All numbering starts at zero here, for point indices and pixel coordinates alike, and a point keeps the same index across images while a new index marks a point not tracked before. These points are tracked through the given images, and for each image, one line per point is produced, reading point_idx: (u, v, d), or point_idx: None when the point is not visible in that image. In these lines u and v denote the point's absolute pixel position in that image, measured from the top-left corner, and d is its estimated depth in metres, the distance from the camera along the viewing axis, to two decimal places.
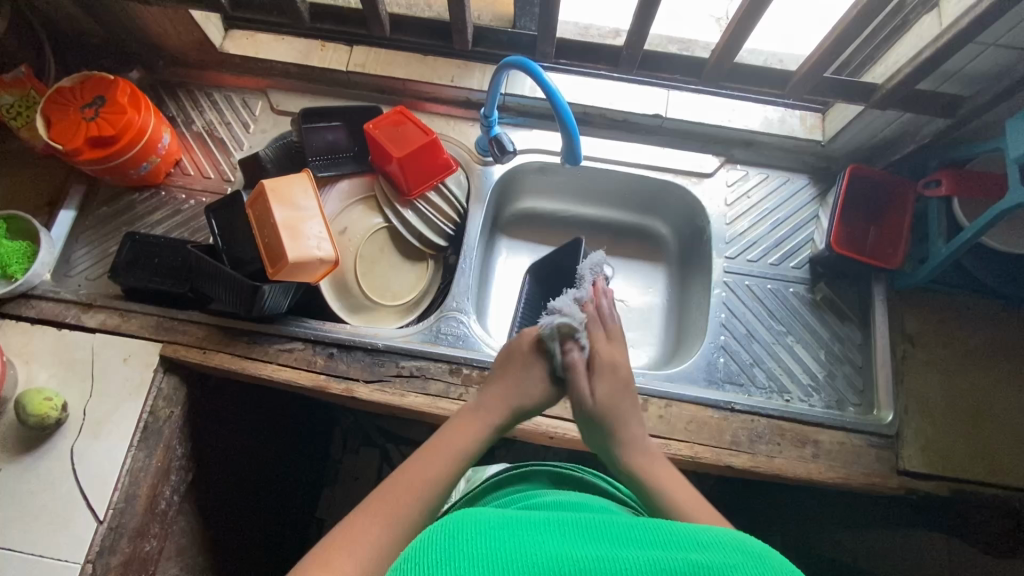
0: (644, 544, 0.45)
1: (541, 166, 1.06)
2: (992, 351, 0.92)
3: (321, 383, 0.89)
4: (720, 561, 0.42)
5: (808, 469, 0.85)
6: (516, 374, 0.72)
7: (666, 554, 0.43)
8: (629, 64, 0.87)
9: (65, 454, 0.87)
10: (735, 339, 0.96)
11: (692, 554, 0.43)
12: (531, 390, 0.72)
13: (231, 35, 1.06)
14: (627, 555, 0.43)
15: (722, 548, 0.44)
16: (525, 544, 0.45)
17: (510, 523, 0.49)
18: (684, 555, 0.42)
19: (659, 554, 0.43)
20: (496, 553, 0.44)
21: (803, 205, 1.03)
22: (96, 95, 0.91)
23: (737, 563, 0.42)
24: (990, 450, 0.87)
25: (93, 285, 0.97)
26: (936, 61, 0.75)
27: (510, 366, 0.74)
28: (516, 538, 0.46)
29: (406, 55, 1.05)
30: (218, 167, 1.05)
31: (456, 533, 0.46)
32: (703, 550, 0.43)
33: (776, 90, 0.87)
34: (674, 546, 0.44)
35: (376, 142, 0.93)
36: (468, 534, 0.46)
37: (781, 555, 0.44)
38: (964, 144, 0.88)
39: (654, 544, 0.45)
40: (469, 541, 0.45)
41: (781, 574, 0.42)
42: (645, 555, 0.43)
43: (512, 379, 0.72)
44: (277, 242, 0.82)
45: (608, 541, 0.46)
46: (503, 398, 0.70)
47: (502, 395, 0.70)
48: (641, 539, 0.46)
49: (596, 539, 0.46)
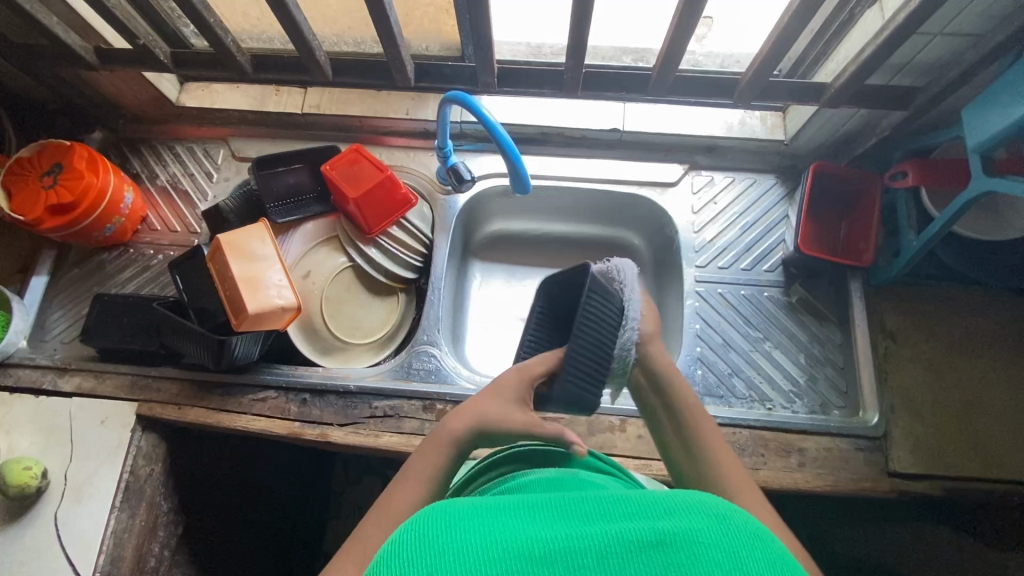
0: (609, 517, 0.39)
1: (505, 190, 1.06)
2: (978, 339, 0.90)
3: (295, 431, 0.88)
4: (687, 530, 0.38)
5: (795, 479, 0.83)
6: (505, 397, 0.62)
7: (630, 525, 0.38)
8: (572, 85, 0.86)
9: (48, 521, 0.87)
10: (712, 349, 0.94)
11: (661, 523, 0.38)
12: (516, 416, 0.61)
13: (186, 88, 1.07)
14: (591, 530, 0.38)
15: (691, 513, 0.39)
16: (484, 525, 0.39)
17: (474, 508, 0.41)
18: (654, 523, 0.38)
19: (625, 524, 0.38)
20: (458, 541, 0.37)
21: (772, 206, 1.01)
22: (54, 163, 0.92)
23: (703, 527, 0.38)
24: (984, 443, 0.85)
25: (67, 349, 0.98)
26: (879, 57, 0.73)
27: (494, 393, 0.63)
28: (476, 517, 0.40)
29: (360, 92, 1.06)
30: (184, 220, 1.05)
31: (414, 526, 0.40)
32: (669, 517, 0.39)
33: (726, 97, 0.86)
34: (640, 516, 0.39)
35: (334, 183, 0.93)
36: (427, 518, 0.40)
37: (746, 513, 0.40)
38: (925, 134, 0.86)
39: (619, 513, 0.40)
40: (428, 529, 0.39)
41: (744, 533, 0.38)
42: (610, 528, 0.38)
43: (496, 408, 0.62)
44: (236, 296, 0.82)
45: (569, 515, 0.40)
46: (478, 422, 0.61)
47: (487, 419, 0.61)
48: (607, 508, 0.41)
49: (559, 512, 0.41)
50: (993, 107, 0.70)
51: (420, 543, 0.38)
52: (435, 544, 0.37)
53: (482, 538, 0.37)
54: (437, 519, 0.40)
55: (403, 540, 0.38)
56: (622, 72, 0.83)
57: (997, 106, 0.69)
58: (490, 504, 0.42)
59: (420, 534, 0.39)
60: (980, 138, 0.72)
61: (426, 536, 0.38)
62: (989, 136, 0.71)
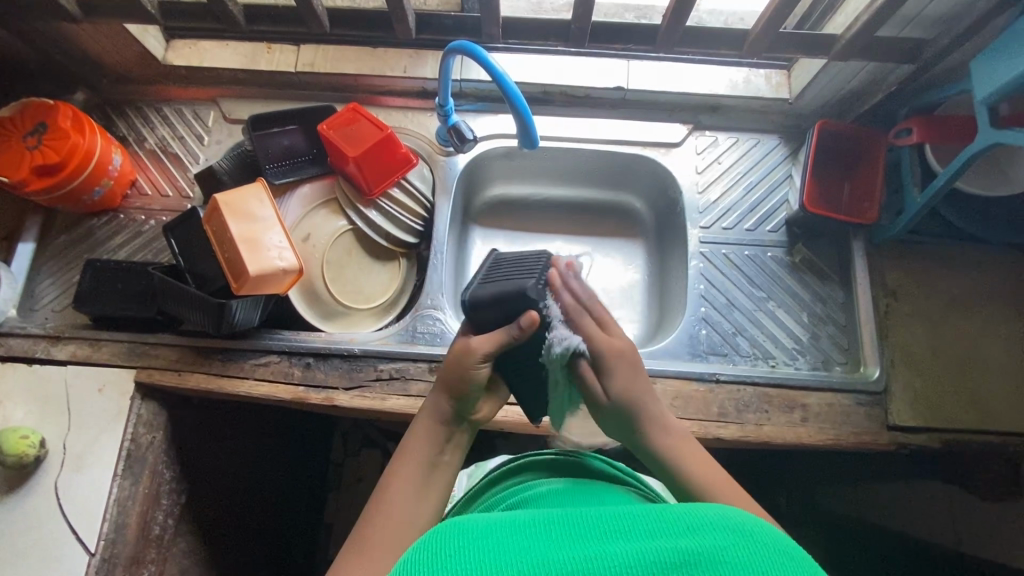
0: (631, 535, 0.39)
1: (507, 151, 1.04)
2: (976, 297, 0.91)
3: (300, 395, 0.87)
4: (709, 547, 0.37)
5: (798, 434, 0.85)
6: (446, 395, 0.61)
7: (651, 544, 0.38)
8: (578, 38, 0.84)
9: (49, 489, 0.86)
10: (716, 310, 0.94)
11: (681, 541, 0.38)
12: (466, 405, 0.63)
13: (173, 45, 1.02)
14: (610, 549, 0.38)
15: (713, 528, 0.38)
16: (502, 544, 0.39)
17: (493, 525, 0.42)
18: (673, 541, 0.38)
19: (647, 543, 0.38)
20: (476, 559, 0.38)
21: (776, 166, 1.00)
22: (38, 122, 0.89)
23: (727, 546, 0.37)
24: (978, 396, 0.87)
25: (60, 318, 0.95)
26: (891, 6, 0.72)
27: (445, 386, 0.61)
28: (491, 536, 0.40)
29: (355, 49, 1.02)
30: (176, 185, 1.02)
31: (430, 541, 0.41)
32: (691, 534, 0.38)
33: (734, 50, 0.84)
34: (661, 532, 0.39)
35: (331, 143, 0.91)
36: (445, 535, 0.41)
37: (776, 531, 0.39)
38: (931, 89, 0.85)
39: (641, 530, 0.39)
40: (443, 543, 0.40)
41: (773, 553, 0.37)
42: (627, 548, 0.38)
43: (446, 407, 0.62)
44: (236, 257, 0.80)
45: (590, 533, 0.40)
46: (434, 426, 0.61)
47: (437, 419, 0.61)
48: (628, 526, 0.40)
49: (580, 530, 0.40)
50: (1004, 57, 0.69)
51: (434, 559, 0.39)
52: (446, 563, 0.38)
53: (498, 557, 0.38)
54: (452, 535, 0.41)
55: (424, 555, 0.39)
56: (629, 24, 0.81)
57: (1008, 56, 0.69)
58: (509, 520, 0.43)
59: (436, 550, 0.39)
60: (989, 90, 0.71)
61: (441, 553, 0.39)
62: (998, 88, 0.70)
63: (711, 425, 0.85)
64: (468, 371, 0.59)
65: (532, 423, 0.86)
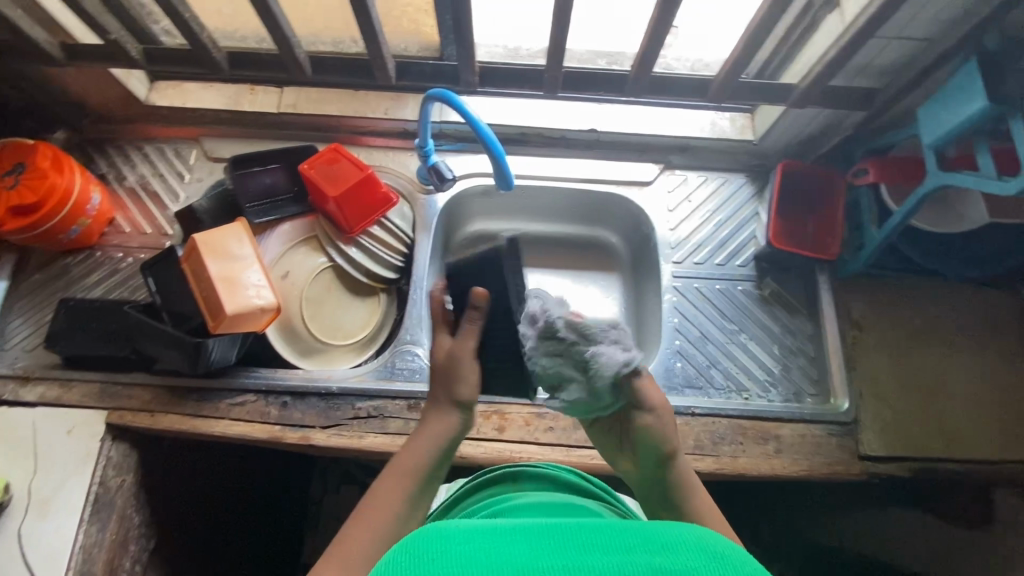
0: (608, 549, 0.39)
1: (486, 190, 1.07)
2: (938, 328, 0.95)
3: (277, 434, 0.87)
4: (684, 566, 0.37)
5: (773, 465, 0.86)
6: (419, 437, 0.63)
7: (629, 560, 0.38)
8: (552, 85, 0.88)
9: (12, 537, 0.83)
10: (690, 343, 0.96)
11: (658, 558, 0.38)
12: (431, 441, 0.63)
13: (157, 87, 1.04)
14: (587, 562, 0.38)
15: (689, 548, 0.39)
16: (481, 550, 0.39)
17: (473, 531, 0.42)
18: (649, 558, 0.38)
19: (623, 558, 0.38)
20: (456, 563, 0.38)
21: (743, 203, 1.04)
22: (16, 162, 0.89)
23: (700, 566, 0.37)
24: (944, 424, 0.89)
25: (29, 357, 0.94)
26: (840, 60, 0.77)
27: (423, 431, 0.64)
28: (472, 542, 0.40)
29: (337, 92, 1.05)
30: (155, 222, 1.02)
31: (411, 543, 0.40)
32: (667, 552, 0.39)
33: (699, 97, 0.89)
34: (638, 549, 0.39)
35: (312, 183, 0.92)
36: (426, 538, 0.40)
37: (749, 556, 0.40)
38: (884, 133, 0.91)
39: (619, 545, 0.40)
40: (426, 550, 0.39)
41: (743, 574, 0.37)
42: (605, 562, 0.38)
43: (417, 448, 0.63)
44: (213, 296, 0.80)
45: (568, 543, 0.40)
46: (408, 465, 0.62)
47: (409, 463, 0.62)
48: (607, 539, 0.40)
49: (559, 539, 0.41)
50: (946, 106, 0.74)
51: (415, 564, 0.38)
52: (427, 566, 0.37)
53: (483, 565, 0.37)
54: (436, 540, 0.40)
55: (404, 557, 0.38)
56: (600, 73, 0.85)
57: (950, 105, 0.74)
58: (489, 526, 0.42)
59: (416, 553, 0.39)
60: (935, 136, 0.76)
61: (423, 555, 0.38)
62: (944, 134, 0.75)
63: (688, 459, 0.86)
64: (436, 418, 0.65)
65: (512, 459, 0.87)
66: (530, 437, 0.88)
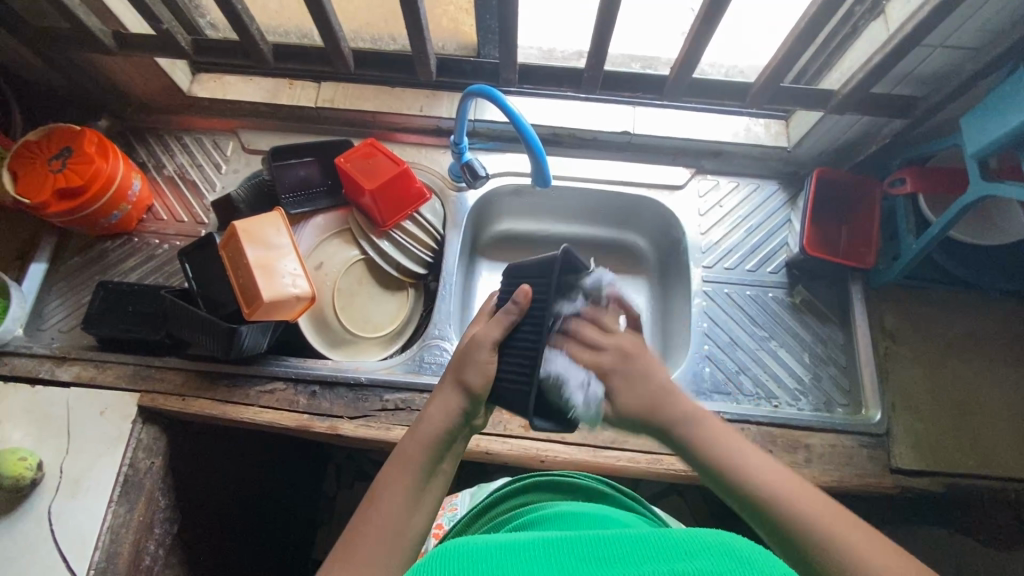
0: (625, 562, 0.39)
1: (516, 188, 1.07)
2: (974, 342, 0.93)
3: (305, 422, 0.87)
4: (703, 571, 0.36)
5: (802, 475, 0.85)
6: (432, 415, 0.60)
7: (644, 570, 0.37)
8: (591, 85, 0.88)
9: (42, 514, 0.84)
10: (720, 348, 0.96)
11: (674, 565, 0.37)
12: (445, 427, 0.59)
13: (198, 78, 1.07)
14: None
15: (713, 553, 0.37)
16: (495, 564, 0.40)
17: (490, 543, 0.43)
18: (666, 566, 0.37)
19: (639, 569, 0.37)
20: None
21: (775, 210, 1.04)
22: (63, 146, 0.91)
23: (721, 571, 0.36)
24: (980, 441, 0.88)
25: (66, 338, 0.95)
26: (885, 66, 0.76)
27: (436, 412, 0.60)
28: (487, 556, 0.41)
29: (374, 88, 1.07)
30: (191, 210, 1.04)
31: (429, 559, 0.42)
32: (687, 558, 0.37)
33: (738, 101, 0.88)
34: (655, 558, 0.38)
35: (347, 176, 0.93)
36: (443, 554, 0.42)
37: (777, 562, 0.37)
38: (923, 142, 0.90)
39: (636, 557, 0.39)
40: (443, 560, 0.41)
41: None
42: None
43: (430, 429, 0.59)
44: (250, 282, 0.81)
45: (585, 560, 0.40)
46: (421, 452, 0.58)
47: (421, 446, 0.58)
48: (627, 551, 0.40)
49: (574, 556, 0.41)
50: (991, 116, 0.74)
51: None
52: None
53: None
54: (452, 553, 0.42)
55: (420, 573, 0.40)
56: (639, 75, 0.85)
57: (996, 114, 0.73)
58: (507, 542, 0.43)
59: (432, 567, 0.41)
60: (978, 145, 0.76)
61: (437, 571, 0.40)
62: (987, 143, 0.74)
63: None
64: (453, 402, 0.60)
65: (537, 457, 0.86)
66: (556, 436, 0.88)
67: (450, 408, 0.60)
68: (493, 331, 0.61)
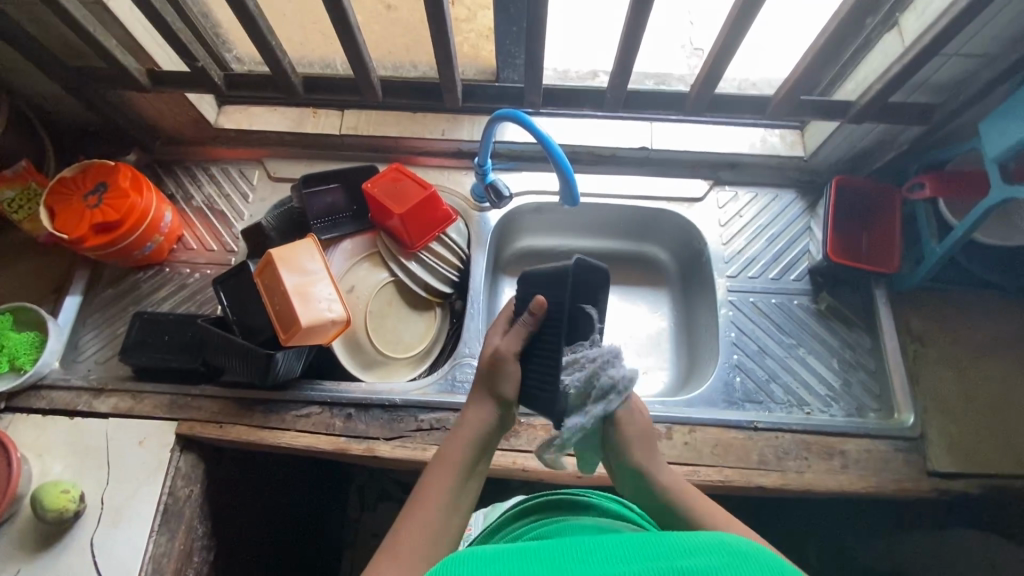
0: (632, 560, 0.40)
1: (537, 206, 1.09)
2: (1002, 343, 0.94)
3: (342, 445, 0.88)
4: (707, 566, 0.37)
5: (840, 481, 0.86)
6: (470, 417, 0.64)
7: (649, 566, 0.38)
8: (614, 104, 0.90)
9: (84, 546, 0.84)
10: (748, 357, 0.96)
11: (678, 561, 0.38)
12: (483, 429, 0.63)
13: (224, 111, 1.10)
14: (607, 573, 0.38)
15: (715, 551, 0.38)
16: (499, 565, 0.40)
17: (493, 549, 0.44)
18: (670, 562, 0.38)
19: (646, 565, 0.38)
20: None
21: (795, 219, 1.05)
22: (99, 182, 0.94)
23: (722, 566, 0.37)
24: (1015, 441, 0.88)
25: (102, 369, 0.97)
26: (903, 76, 0.78)
27: (471, 415, 0.64)
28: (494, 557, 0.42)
29: (395, 114, 1.09)
30: (220, 239, 1.06)
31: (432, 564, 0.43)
32: (691, 555, 0.38)
33: (757, 114, 0.90)
34: (658, 556, 0.39)
35: (375, 200, 0.95)
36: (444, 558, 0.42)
37: (775, 555, 0.38)
38: (940, 148, 0.91)
39: (640, 556, 0.40)
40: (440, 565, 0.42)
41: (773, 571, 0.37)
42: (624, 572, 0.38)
43: (469, 429, 0.63)
44: (288, 308, 0.83)
45: (591, 557, 0.41)
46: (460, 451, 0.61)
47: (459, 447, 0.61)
48: (631, 552, 0.41)
49: (582, 554, 0.41)
50: (1012, 119, 0.75)
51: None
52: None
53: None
54: (453, 565, 0.40)
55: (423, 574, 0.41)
56: (660, 92, 0.87)
57: (1016, 117, 0.75)
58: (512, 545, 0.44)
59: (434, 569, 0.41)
60: (999, 149, 0.77)
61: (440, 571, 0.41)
62: (1008, 146, 0.76)
63: (752, 474, 0.86)
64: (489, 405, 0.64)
65: (573, 473, 0.87)
66: None
67: (485, 410, 0.64)
68: (514, 343, 0.64)
